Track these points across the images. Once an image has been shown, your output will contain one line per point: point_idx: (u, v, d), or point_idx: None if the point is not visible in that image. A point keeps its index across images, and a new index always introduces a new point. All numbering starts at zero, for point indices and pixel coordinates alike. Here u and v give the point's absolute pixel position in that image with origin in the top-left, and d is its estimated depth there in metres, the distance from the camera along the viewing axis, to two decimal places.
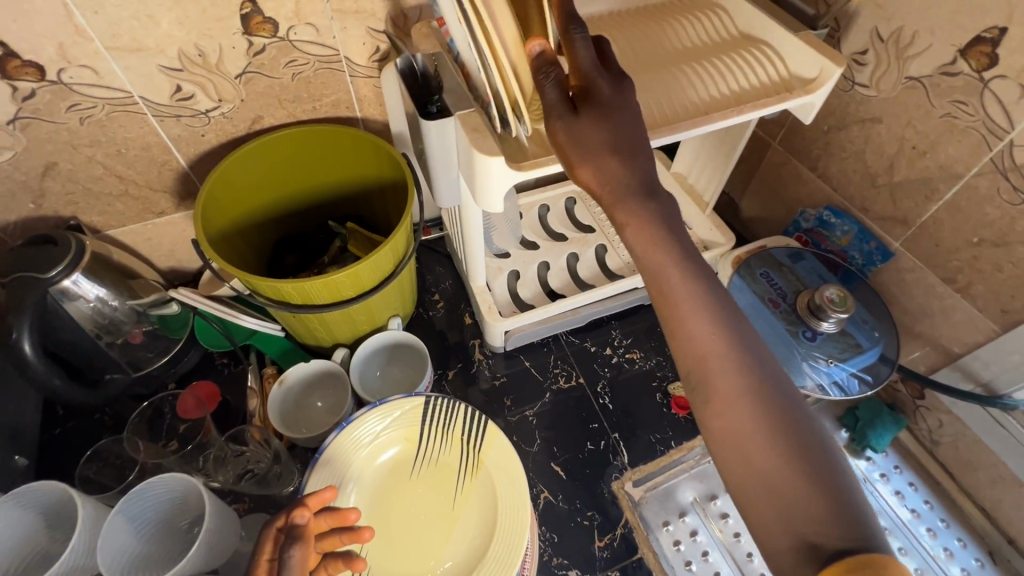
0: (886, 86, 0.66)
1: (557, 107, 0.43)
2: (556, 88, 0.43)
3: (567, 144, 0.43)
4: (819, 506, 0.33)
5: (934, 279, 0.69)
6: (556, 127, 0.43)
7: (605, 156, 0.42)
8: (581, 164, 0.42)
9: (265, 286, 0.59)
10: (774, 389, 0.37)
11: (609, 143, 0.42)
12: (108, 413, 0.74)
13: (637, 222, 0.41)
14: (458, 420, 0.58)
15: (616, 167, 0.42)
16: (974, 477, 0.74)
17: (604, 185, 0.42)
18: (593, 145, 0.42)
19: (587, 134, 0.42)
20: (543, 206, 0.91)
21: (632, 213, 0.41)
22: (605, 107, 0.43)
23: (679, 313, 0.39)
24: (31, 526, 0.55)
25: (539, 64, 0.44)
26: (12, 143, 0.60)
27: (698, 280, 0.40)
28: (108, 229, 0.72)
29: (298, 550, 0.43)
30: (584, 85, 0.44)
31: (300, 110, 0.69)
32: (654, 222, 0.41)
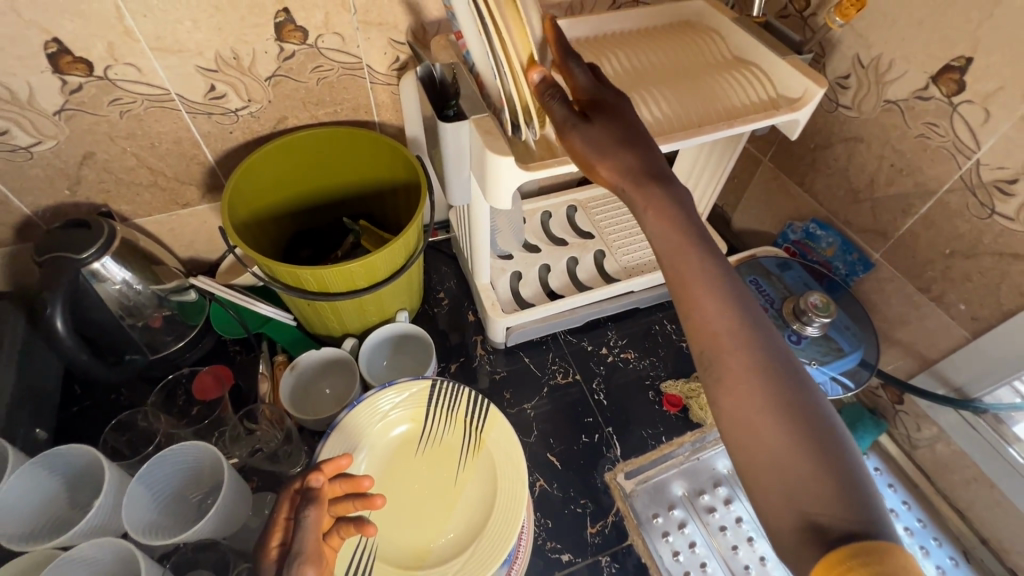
0: (867, 108, 0.71)
1: (570, 120, 0.48)
2: (563, 105, 0.48)
3: (582, 148, 0.47)
4: (825, 487, 0.36)
5: (912, 289, 0.74)
6: (569, 131, 0.47)
7: (620, 155, 0.46)
8: (599, 162, 0.47)
9: (285, 271, 0.63)
10: (784, 371, 0.40)
11: (621, 142, 0.47)
12: (124, 393, 0.77)
13: (657, 206, 0.45)
14: (462, 401, 0.62)
15: (632, 160, 0.46)
16: (950, 479, 0.78)
17: (623, 177, 0.46)
18: (607, 146, 0.47)
19: (598, 139, 0.47)
20: (545, 212, 0.96)
21: (648, 205, 0.45)
22: (610, 119, 0.48)
23: (695, 298, 0.43)
24: (56, 496, 0.59)
25: (543, 88, 0.48)
26: (55, 133, 0.64)
27: (713, 267, 0.43)
28: (135, 218, 0.76)
29: (312, 509, 0.46)
30: (589, 101, 0.49)
31: (322, 113, 0.74)
32: (671, 210, 0.45)
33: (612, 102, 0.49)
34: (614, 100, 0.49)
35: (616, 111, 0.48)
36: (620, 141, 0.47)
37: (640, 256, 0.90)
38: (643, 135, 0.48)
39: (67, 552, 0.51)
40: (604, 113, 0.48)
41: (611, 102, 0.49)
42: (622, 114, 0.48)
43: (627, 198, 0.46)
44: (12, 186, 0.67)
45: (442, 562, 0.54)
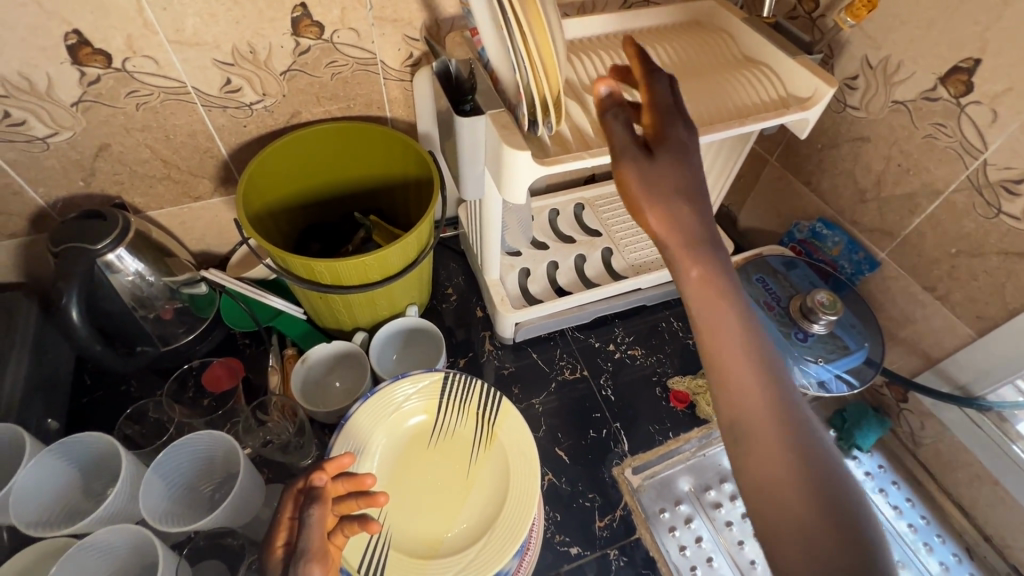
0: (874, 109, 0.72)
1: (629, 148, 0.48)
2: (624, 129, 0.48)
3: (634, 182, 0.47)
4: (851, 564, 0.35)
5: (917, 288, 0.75)
6: (625, 161, 0.47)
7: (673, 205, 0.46)
8: (649, 209, 0.46)
9: (300, 263, 0.64)
10: (814, 445, 0.40)
11: (678, 189, 0.46)
12: (134, 384, 0.77)
13: (702, 266, 0.45)
14: (474, 393, 0.63)
15: (687, 217, 0.46)
16: (953, 477, 0.79)
17: (670, 228, 0.46)
18: (661, 190, 0.46)
19: (654, 180, 0.46)
20: (553, 209, 0.96)
21: (692, 266, 0.45)
22: (671, 157, 0.47)
23: (730, 369, 0.43)
24: (72, 485, 0.60)
25: (608, 104, 0.50)
26: (72, 124, 0.64)
27: (750, 334, 0.44)
28: (148, 210, 0.77)
29: (316, 508, 0.47)
30: (656, 134, 0.48)
31: (335, 108, 0.75)
32: (715, 273, 0.45)
33: (679, 142, 0.48)
34: (681, 135, 0.48)
35: (681, 153, 0.47)
36: (678, 189, 0.46)
37: (648, 254, 0.91)
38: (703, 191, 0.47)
39: (81, 541, 0.52)
40: (667, 151, 0.47)
41: (677, 137, 0.48)
42: (688, 153, 0.47)
43: (668, 252, 0.47)
44: (28, 176, 0.67)
45: (454, 552, 0.55)
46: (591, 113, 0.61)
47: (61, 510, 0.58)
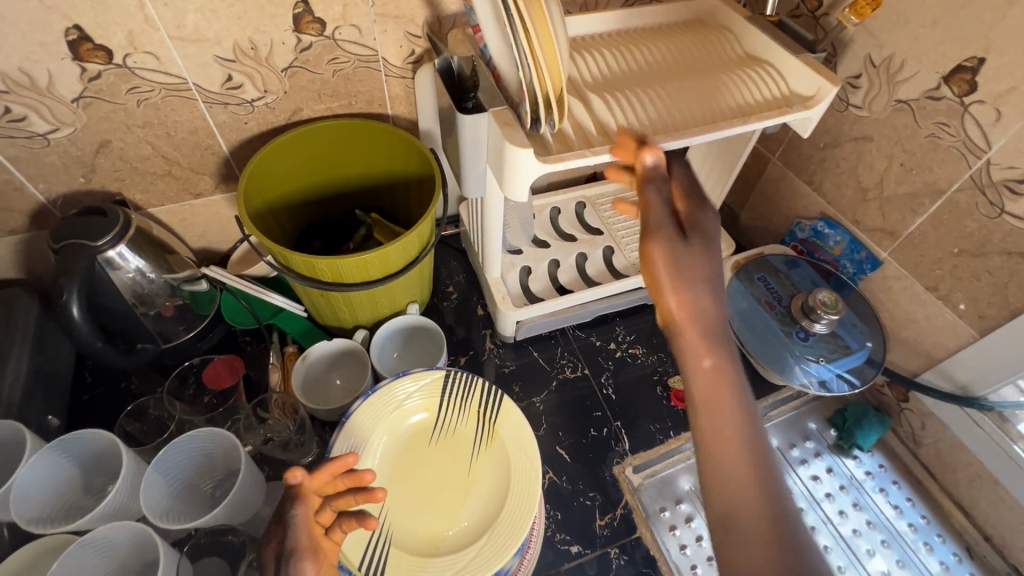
0: (877, 108, 0.72)
1: (664, 228, 0.50)
2: (663, 206, 0.51)
3: (663, 259, 0.48)
4: None
5: (919, 287, 0.75)
6: (659, 237, 0.49)
7: (695, 289, 0.48)
8: (672, 290, 0.48)
9: (301, 261, 0.64)
10: (806, 557, 0.38)
11: (704, 277, 0.48)
12: (134, 381, 0.77)
13: (710, 354, 0.46)
14: (476, 391, 0.63)
15: (707, 304, 0.47)
16: (954, 477, 0.79)
17: (687, 313, 0.47)
18: (687, 273, 0.48)
19: (683, 263, 0.48)
20: (555, 208, 0.96)
21: (704, 356, 0.46)
22: (702, 244, 0.49)
23: (725, 457, 0.43)
24: (73, 482, 0.60)
25: (652, 179, 0.52)
26: (72, 120, 0.64)
27: (751, 428, 0.44)
28: (149, 207, 0.77)
29: (298, 508, 0.47)
30: (688, 223, 0.51)
31: (337, 105, 0.75)
32: (723, 364, 0.46)
33: (709, 235, 0.50)
34: (711, 226, 0.51)
35: (710, 245, 0.50)
36: (703, 274, 0.48)
37: None
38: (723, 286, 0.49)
39: (82, 538, 0.52)
40: (699, 239, 0.50)
41: (708, 229, 0.51)
42: (716, 244, 0.50)
43: (680, 335, 0.47)
44: (28, 172, 0.67)
45: (455, 550, 0.55)
46: (594, 111, 0.61)
47: (61, 506, 0.58)
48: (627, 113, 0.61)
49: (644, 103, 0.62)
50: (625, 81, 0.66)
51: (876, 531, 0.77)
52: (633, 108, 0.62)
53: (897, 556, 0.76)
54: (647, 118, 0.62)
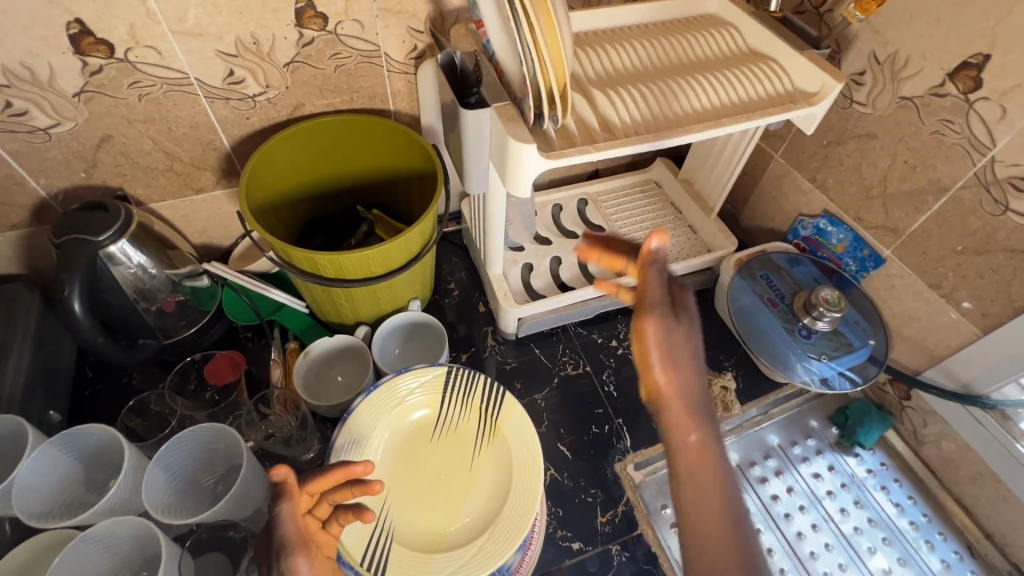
0: (881, 105, 0.71)
1: (658, 303, 0.46)
2: (660, 281, 0.47)
3: (654, 336, 0.45)
4: None
5: (922, 285, 0.75)
6: (653, 314, 0.45)
7: (685, 369, 0.45)
8: (661, 367, 0.45)
9: (303, 257, 0.63)
10: None
11: (694, 358, 0.45)
12: (136, 377, 0.77)
13: (699, 437, 0.43)
14: (478, 388, 0.63)
15: (695, 383, 0.45)
16: (956, 475, 0.78)
17: (675, 393, 0.44)
18: (677, 352, 0.45)
19: (677, 341, 0.45)
20: (557, 204, 0.96)
21: (693, 436, 0.43)
22: (696, 324, 0.46)
23: (709, 535, 0.41)
24: (75, 477, 0.60)
25: (653, 256, 0.47)
26: (74, 115, 0.64)
27: (736, 515, 0.42)
28: (150, 202, 0.77)
29: (284, 504, 0.47)
30: (679, 297, 0.47)
31: (338, 101, 0.74)
32: (710, 449, 0.43)
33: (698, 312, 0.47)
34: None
35: (699, 323, 0.47)
36: (694, 354, 0.45)
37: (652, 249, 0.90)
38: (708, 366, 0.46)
39: (84, 533, 0.52)
40: (694, 317, 0.47)
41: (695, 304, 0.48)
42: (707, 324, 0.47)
43: (665, 413, 0.44)
44: (29, 166, 0.67)
45: (456, 547, 0.55)
46: (597, 107, 0.61)
47: (64, 501, 0.58)
48: (631, 109, 0.61)
49: (648, 99, 0.62)
50: (629, 77, 0.66)
51: (877, 529, 0.77)
52: (637, 104, 0.62)
53: (897, 554, 0.76)
54: (651, 114, 0.62)
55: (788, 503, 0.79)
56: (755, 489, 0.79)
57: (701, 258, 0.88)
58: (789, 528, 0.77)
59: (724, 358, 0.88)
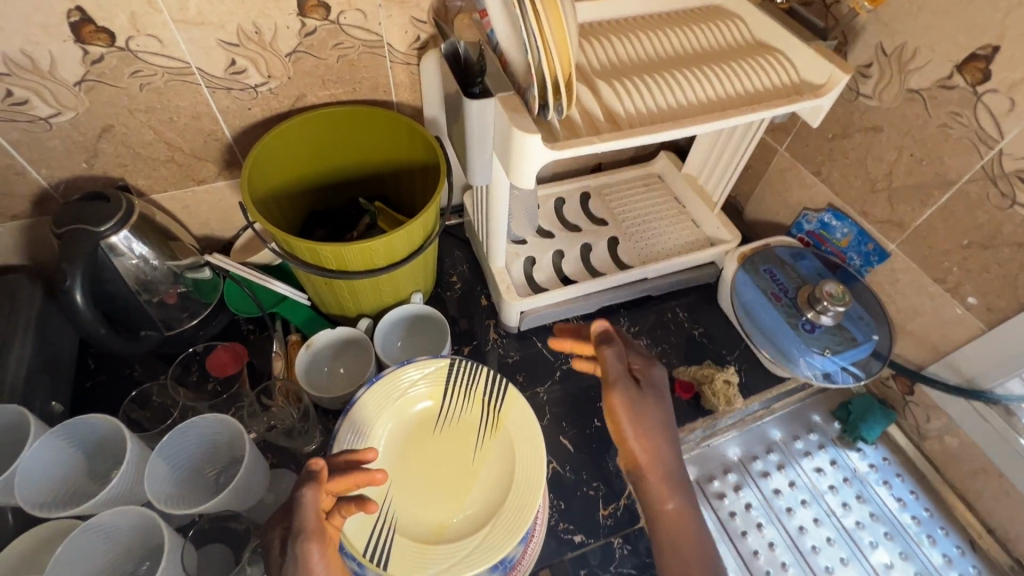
0: (888, 97, 0.71)
1: (621, 379, 0.61)
2: (619, 362, 0.62)
3: (623, 409, 0.60)
4: None
5: (927, 280, 0.74)
6: (620, 391, 0.60)
7: (653, 438, 0.60)
8: (636, 437, 0.60)
9: (305, 248, 0.63)
10: None
11: (661, 427, 0.61)
12: (137, 368, 0.77)
13: (674, 499, 0.59)
14: (481, 380, 0.62)
15: (663, 449, 0.60)
16: (958, 470, 0.78)
17: (650, 459, 0.60)
18: (646, 423, 0.60)
19: (642, 413, 0.60)
20: (559, 198, 0.96)
21: (670, 499, 0.59)
22: (655, 394, 0.62)
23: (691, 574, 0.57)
24: (77, 467, 0.60)
25: (603, 337, 0.64)
26: (75, 104, 0.64)
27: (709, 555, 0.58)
28: (152, 193, 0.76)
29: (312, 491, 0.47)
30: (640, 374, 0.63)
31: (341, 91, 0.74)
32: (685, 509, 0.59)
33: (659, 387, 0.63)
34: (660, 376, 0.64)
35: (660, 395, 0.62)
36: (659, 422, 0.61)
37: (655, 243, 0.90)
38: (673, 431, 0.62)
39: (86, 522, 0.52)
40: (653, 389, 0.62)
41: (656, 379, 0.63)
42: (665, 391, 0.63)
43: (646, 477, 0.60)
44: (30, 156, 0.67)
45: (458, 538, 0.55)
46: (602, 98, 0.61)
47: (66, 491, 0.58)
48: (635, 100, 0.61)
49: (653, 90, 0.62)
50: (634, 69, 0.66)
51: (879, 524, 0.77)
52: (642, 95, 0.61)
53: (899, 548, 0.76)
54: (655, 106, 0.61)
55: (790, 498, 0.79)
56: (757, 483, 0.79)
57: (705, 252, 0.87)
58: (791, 522, 0.77)
59: (727, 352, 0.87)
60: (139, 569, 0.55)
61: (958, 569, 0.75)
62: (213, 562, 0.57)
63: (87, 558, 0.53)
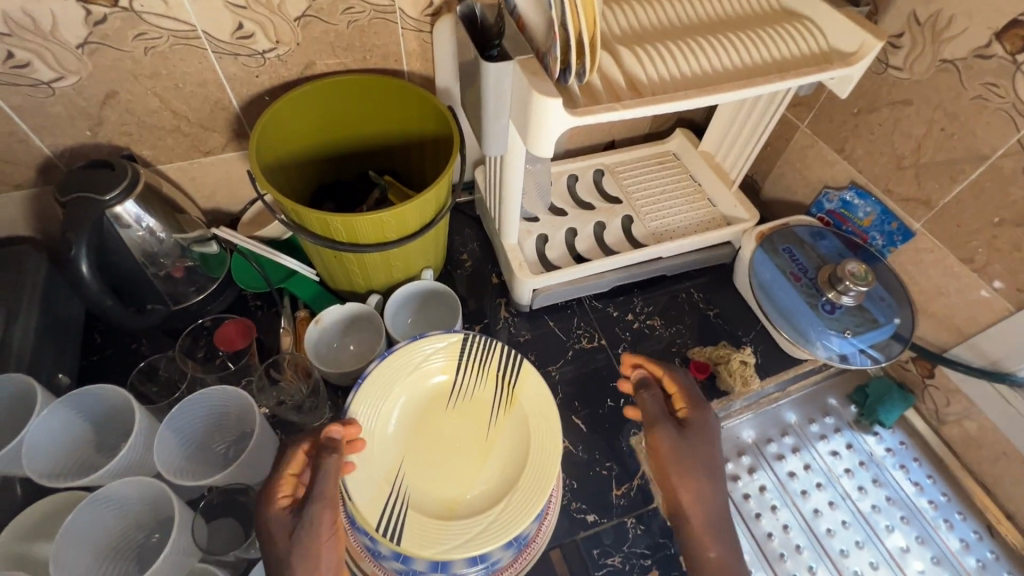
0: (919, 69, 0.68)
1: (661, 421, 0.58)
2: (658, 404, 0.60)
3: (664, 451, 0.57)
4: None
5: (953, 260, 0.72)
6: (659, 433, 0.58)
7: (696, 481, 0.56)
8: (678, 479, 0.56)
9: (315, 218, 0.62)
10: None
11: (704, 468, 0.56)
12: (144, 343, 0.76)
13: (719, 548, 0.54)
14: (495, 355, 0.62)
15: (706, 491, 0.56)
16: (978, 455, 0.77)
17: (695, 503, 0.55)
18: (687, 463, 0.56)
19: (685, 457, 0.56)
20: (572, 175, 0.93)
21: (712, 548, 0.54)
22: (700, 436, 0.58)
23: None
24: (85, 438, 0.59)
25: (642, 381, 0.62)
26: (78, 68, 0.62)
27: None
28: (158, 163, 0.74)
29: (337, 455, 0.49)
30: (684, 415, 0.60)
31: (350, 59, 0.71)
32: (729, 558, 0.54)
33: (705, 429, 0.59)
34: (708, 416, 0.60)
35: (705, 437, 0.58)
36: (702, 464, 0.56)
37: (671, 222, 0.88)
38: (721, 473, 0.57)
39: (94, 493, 0.51)
40: (697, 431, 0.58)
41: (704, 420, 0.59)
42: (711, 432, 0.58)
43: (690, 527, 0.55)
44: (33, 123, 0.65)
45: (472, 514, 0.54)
46: (624, 65, 0.58)
47: (75, 463, 0.58)
48: (659, 67, 0.58)
49: (677, 56, 0.59)
50: (656, 36, 0.63)
51: (895, 507, 0.76)
52: (664, 62, 0.59)
53: (915, 532, 0.75)
54: (680, 73, 0.59)
55: (805, 481, 0.77)
56: (772, 466, 0.78)
57: (723, 231, 0.84)
58: (806, 505, 0.75)
59: (742, 333, 0.85)
60: (148, 541, 0.55)
61: (976, 555, 0.73)
62: (222, 534, 0.56)
63: (95, 527, 0.52)
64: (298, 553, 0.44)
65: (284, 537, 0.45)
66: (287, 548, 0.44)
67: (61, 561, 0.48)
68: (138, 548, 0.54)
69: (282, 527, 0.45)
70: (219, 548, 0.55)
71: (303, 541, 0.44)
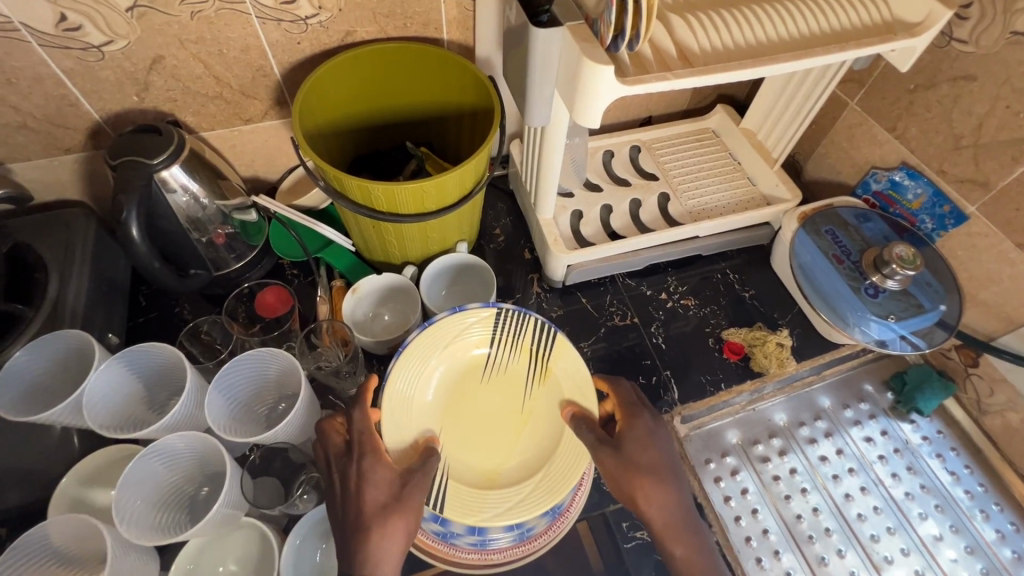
0: (986, 43, 0.64)
1: (599, 448, 0.55)
2: (590, 432, 0.56)
3: (609, 472, 0.55)
4: None
5: (1009, 246, 0.69)
6: (602, 456, 0.55)
7: (650, 486, 0.54)
8: (630, 492, 0.54)
9: (357, 185, 0.61)
10: None
11: (654, 471, 0.55)
12: (186, 307, 0.78)
13: (685, 545, 0.54)
14: (529, 329, 0.63)
15: (663, 495, 0.55)
16: (1020, 446, 0.75)
17: (654, 507, 0.54)
18: (633, 474, 0.54)
19: (629, 472, 0.54)
20: (608, 150, 0.91)
21: (676, 547, 0.54)
22: (642, 445, 0.56)
23: None
24: (137, 396, 0.63)
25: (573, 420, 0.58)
26: (127, 33, 0.62)
27: None
28: (201, 130, 0.75)
29: None
30: (623, 425, 0.57)
31: (390, 26, 0.70)
32: (695, 553, 0.54)
33: (647, 434, 0.57)
34: (646, 422, 0.58)
35: (648, 442, 0.56)
36: (648, 471, 0.55)
37: (709, 201, 0.86)
38: (677, 474, 0.56)
39: (149, 446, 0.54)
40: (635, 441, 0.56)
41: (644, 426, 0.57)
42: (652, 439, 0.56)
43: (654, 532, 0.54)
44: (83, 87, 0.66)
45: (510, 485, 0.57)
46: (675, 35, 0.57)
47: (128, 420, 0.60)
48: (712, 36, 0.56)
49: (730, 24, 0.57)
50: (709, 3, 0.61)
51: (929, 495, 0.75)
52: (717, 31, 0.57)
53: (949, 522, 0.73)
54: (733, 43, 0.57)
55: (836, 465, 0.76)
56: (803, 449, 0.77)
57: (764, 211, 0.83)
58: (837, 490, 0.75)
59: (779, 316, 0.84)
60: (196, 494, 0.58)
61: (1012, 546, 0.72)
62: (265, 492, 0.60)
63: (149, 479, 0.55)
64: (401, 507, 0.51)
65: (380, 501, 0.51)
66: (395, 500, 0.51)
67: (121, 505, 0.51)
68: (188, 500, 0.58)
69: (388, 486, 0.52)
70: (263, 504, 0.59)
71: (412, 498, 0.51)
